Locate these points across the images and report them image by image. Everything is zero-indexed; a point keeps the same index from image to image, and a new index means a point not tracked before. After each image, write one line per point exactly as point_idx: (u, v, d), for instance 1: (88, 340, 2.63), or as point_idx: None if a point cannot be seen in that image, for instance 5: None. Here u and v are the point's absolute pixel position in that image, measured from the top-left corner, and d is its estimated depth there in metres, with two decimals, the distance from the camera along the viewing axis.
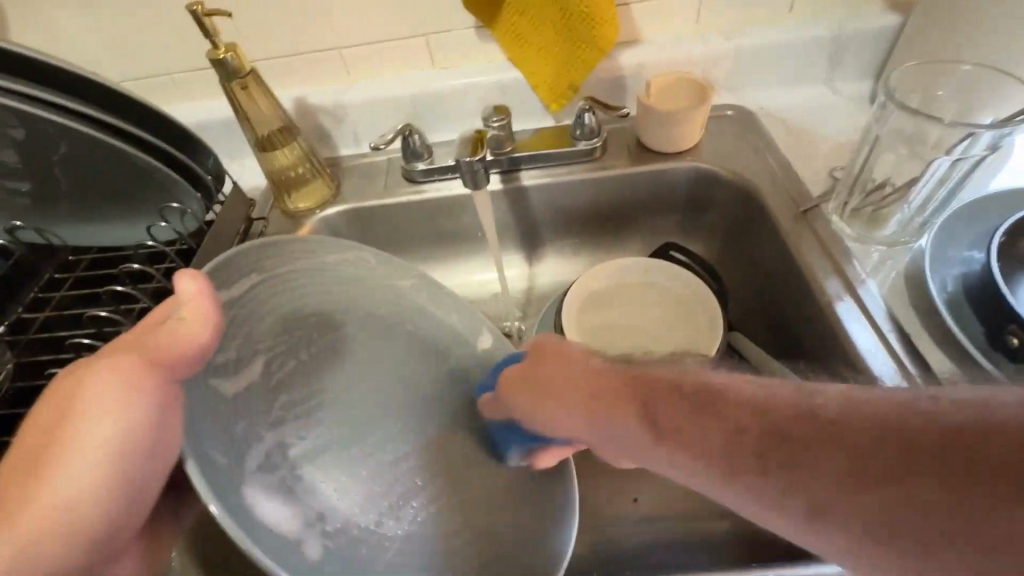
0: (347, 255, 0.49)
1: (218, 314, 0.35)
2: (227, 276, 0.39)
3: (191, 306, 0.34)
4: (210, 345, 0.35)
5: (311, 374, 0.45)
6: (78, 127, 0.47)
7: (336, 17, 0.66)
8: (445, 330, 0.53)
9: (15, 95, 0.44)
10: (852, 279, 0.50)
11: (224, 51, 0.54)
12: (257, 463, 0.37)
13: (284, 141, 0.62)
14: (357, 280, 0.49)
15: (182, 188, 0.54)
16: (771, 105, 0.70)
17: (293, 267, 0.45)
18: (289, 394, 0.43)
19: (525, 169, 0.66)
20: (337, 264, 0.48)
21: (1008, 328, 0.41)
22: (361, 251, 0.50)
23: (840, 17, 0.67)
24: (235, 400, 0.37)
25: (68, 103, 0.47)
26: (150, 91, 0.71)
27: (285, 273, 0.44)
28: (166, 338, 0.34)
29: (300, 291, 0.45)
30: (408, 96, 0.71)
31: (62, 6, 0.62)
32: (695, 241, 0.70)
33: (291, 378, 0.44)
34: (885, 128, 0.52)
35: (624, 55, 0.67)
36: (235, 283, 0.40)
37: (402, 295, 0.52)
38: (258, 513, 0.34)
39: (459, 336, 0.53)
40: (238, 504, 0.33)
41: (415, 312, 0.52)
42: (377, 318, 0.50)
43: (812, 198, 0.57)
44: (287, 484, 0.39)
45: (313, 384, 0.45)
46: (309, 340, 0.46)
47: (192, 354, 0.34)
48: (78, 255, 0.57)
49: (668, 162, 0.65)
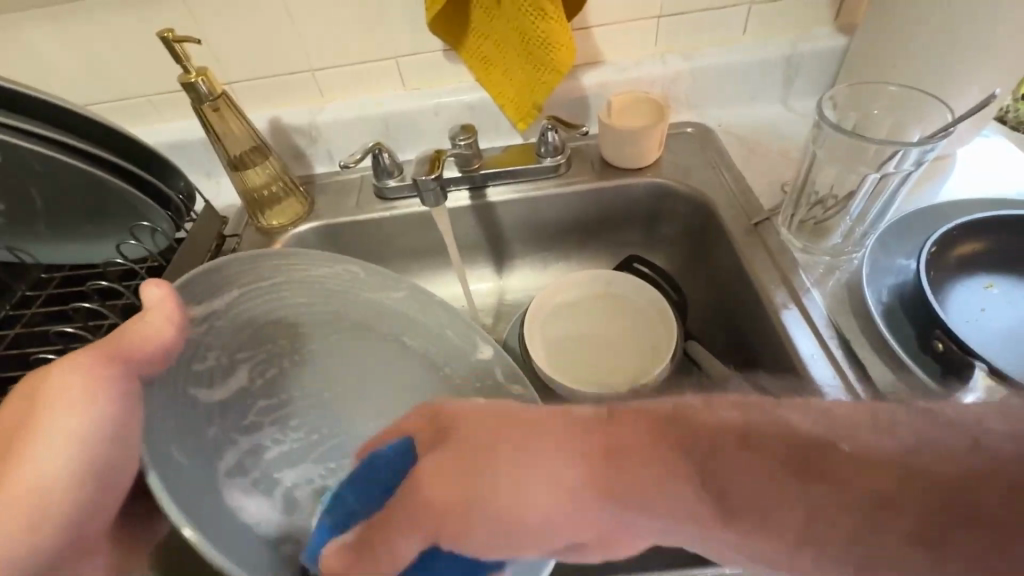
0: (318, 263, 0.47)
1: (181, 315, 0.38)
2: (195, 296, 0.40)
3: (155, 308, 0.37)
4: (174, 342, 0.37)
5: (281, 381, 0.48)
6: (52, 154, 0.49)
7: (307, 41, 0.68)
8: (438, 343, 0.52)
9: None
10: (798, 289, 0.53)
11: (195, 75, 0.56)
12: (230, 467, 0.41)
13: (258, 159, 0.64)
14: (343, 292, 0.49)
15: (152, 209, 0.56)
16: (729, 122, 0.73)
17: (275, 279, 0.45)
18: (267, 399, 0.47)
19: (492, 185, 0.69)
20: (324, 277, 0.48)
21: (935, 333, 0.44)
22: (349, 263, 0.48)
23: (790, 39, 0.71)
24: (207, 408, 0.41)
25: (41, 130, 0.48)
26: (126, 115, 0.73)
27: (267, 285, 0.45)
28: (128, 338, 0.36)
29: (280, 301, 0.46)
30: (379, 116, 0.73)
31: (40, 35, 0.65)
32: (659, 253, 0.72)
33: (270, 385, 0.47)
34: (822, 146, 0.55)
35: (587, 76, 0.70)
36: (214, 294, 0.41)
37: (390, 307, 0.51)
38: (240, 514, 0.39)
39: (455, 349, 0.52)
40: (209, 514, 0.35)
41: (404, 323, 0.51)
42: (365, 328, 0.51)
43: (763, 211, 0.60)
44: (259, 486, 0.43)
45: (286, 394, 0.48)
46: (290, 349, 0.48)
47: (155, 350, 0.36)
48: (50, 273, 0.58)
49: (630, 177, 0.68)
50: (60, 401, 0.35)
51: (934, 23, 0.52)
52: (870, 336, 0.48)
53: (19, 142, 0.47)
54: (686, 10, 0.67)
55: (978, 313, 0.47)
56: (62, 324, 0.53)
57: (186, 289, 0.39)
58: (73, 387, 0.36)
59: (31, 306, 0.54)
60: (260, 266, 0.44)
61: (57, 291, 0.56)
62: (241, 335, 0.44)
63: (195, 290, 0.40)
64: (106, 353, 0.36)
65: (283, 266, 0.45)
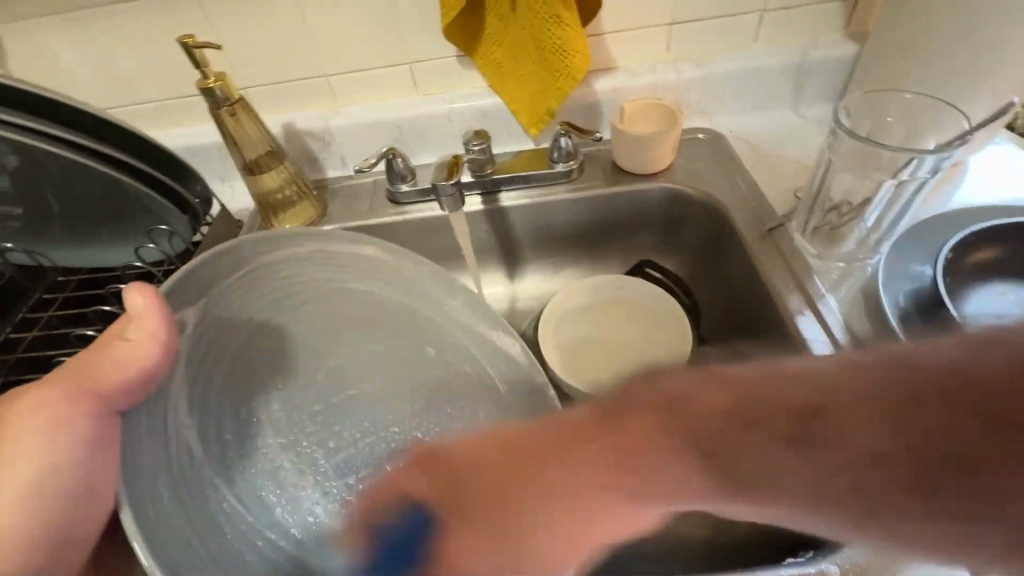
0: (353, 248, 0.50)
1: (168, 331, 0.37)
2: (217, 278, 0.42)
3: (140, 323, 0.36)
4: (155, 364, 0.36)
5: (304, 365, 0.49)
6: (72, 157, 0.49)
7: (322, 47, 0.69)
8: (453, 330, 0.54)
9: (15, 128, 0.46)
10: (814, 295, 0.53)
11: (213, 80, 0.57)
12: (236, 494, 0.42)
13: (273, 163, 0.64)
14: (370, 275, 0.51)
15: (169, 212, 0.56)
16: (741, 129, 0.74)
17: (285, 253, 0.47)
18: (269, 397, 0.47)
19: (504, 190, 0.69)
20: (347, 255, 0.50)
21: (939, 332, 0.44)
22: (373, 244, 0.51)
23: (802, 47, 0.71)
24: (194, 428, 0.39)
25: (63, 134, 0.49)
26: (141, 119, 0.73)
27: (274, 261, 0.46)
28: (113, 358, 0.36)
29: (291, 278, 0.47)
30: (392, 122, 0.73)
31: (57, 41, 0.65)
32: (671, 258, 0.72)
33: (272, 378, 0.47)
34: (837, 153, 0.55)
35: (599, 82, 0.71)
36: (221, 275, 0.42)
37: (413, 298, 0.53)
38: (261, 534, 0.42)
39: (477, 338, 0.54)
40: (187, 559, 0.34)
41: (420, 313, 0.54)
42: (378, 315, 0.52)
43: (776, 217, 0.60)
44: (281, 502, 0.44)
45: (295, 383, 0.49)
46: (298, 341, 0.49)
47: (137, 371, 0.36)
48: (67, 276, 0.58)
49: (642, 183, 0.68)
50: (41, 410, 0.37)
51: (948, 30, 0.52)
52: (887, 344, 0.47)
53: (33, 143, 0.47)
54: (698, 18, 0.68)
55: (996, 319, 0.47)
56: (81, 327, 0.53)
57: (169, 300, 0.38)
58: (35, 408, 0.37)
59: (49, 309, 0.54)
60: (294, 252, 0.47)
61: (75, 295, 0.56)
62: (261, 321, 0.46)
63: (192, 288, 0.40)
64: (77, 380, 0.37)
65: (319, 246, 0.48)
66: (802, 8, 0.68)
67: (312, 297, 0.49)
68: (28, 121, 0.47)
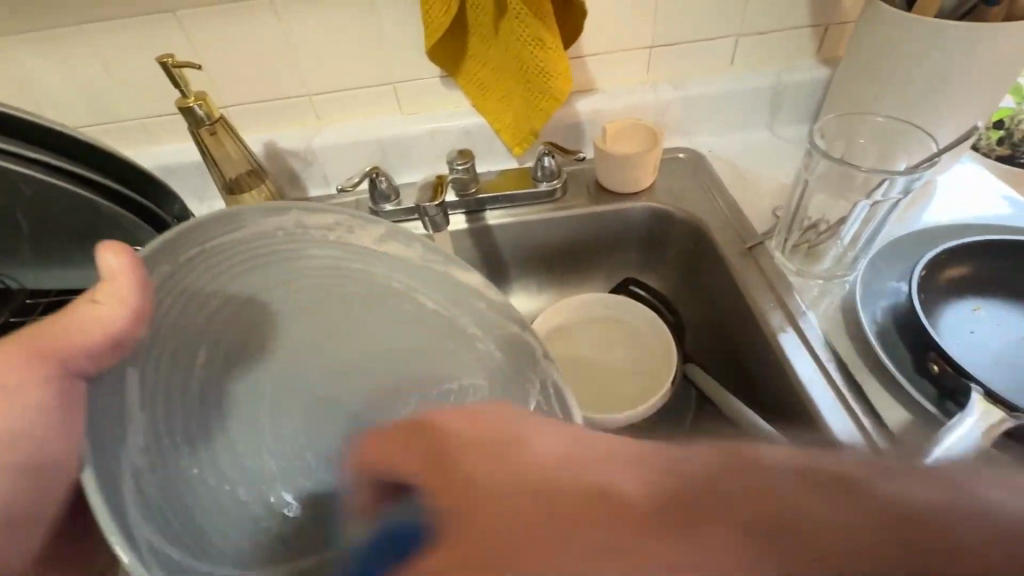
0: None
1: (139, 300, 0.34)
2: (228, 231, 0.41)
3: (111, 281, 0.34)
4: (125, 335, 0.34)
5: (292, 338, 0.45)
6: (56, 183, 0.49)
7: (306, 67, 0.69)
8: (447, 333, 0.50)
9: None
10: (794, 312, 0.54)
11: (193, 100, 0.56)
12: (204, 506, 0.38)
13: (254, 182, 0.63)
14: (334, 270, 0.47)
15: (147, 233, 0.55)
16: (719, 148, 0.75)
17: (225, 237, 0.41)
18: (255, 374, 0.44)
19: (489, 210, 0.69)
20: (286, 242, 0.45)
21: (930, 355, 0.45)
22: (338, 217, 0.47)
23: (777, 70, 0.73)
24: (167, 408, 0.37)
25: (53, 161, 0.49)
26: (117, 137, 0.72)
27: (222, 242, 0.41)
28: (85, 316, 0.35)
29: (233, 263, 0.42)
30: (376, 140, 0.73)
31: (29, 59, 0.64)
32: (654, 276, 0.73)
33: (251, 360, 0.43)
34: (813, 174, 0.57)
35: (581, 103, 0.72)
36: (187, 243, 0.38)
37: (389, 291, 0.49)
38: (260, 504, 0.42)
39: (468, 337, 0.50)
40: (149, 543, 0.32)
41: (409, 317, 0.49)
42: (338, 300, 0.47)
43: (756, 235, 0.61)
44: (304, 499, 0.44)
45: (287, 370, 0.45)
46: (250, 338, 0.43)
47: (105, 338, 0.34)
48: (34, 298, 0.56)
49: (625, 202, 0.69)
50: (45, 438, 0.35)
51: (915, 56, 0.54)
52: (867, 361, 0.49)
53: (17, 170, 0.47)
54: (677, 42, 0.70)
55: (969, 335, 0.49)
56: None
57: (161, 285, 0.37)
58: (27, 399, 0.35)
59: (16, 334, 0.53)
60: (303, 219, 0.46)
61: (59, 298, 0.56)
62: (227, 298, 0.41)
63: (197, 234, 0.39)
64: (41, 343, 0.35)
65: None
66: (774, 33, 0.71)
67: (324, 252, 0.46)
68: (14, 147, 0.47)
